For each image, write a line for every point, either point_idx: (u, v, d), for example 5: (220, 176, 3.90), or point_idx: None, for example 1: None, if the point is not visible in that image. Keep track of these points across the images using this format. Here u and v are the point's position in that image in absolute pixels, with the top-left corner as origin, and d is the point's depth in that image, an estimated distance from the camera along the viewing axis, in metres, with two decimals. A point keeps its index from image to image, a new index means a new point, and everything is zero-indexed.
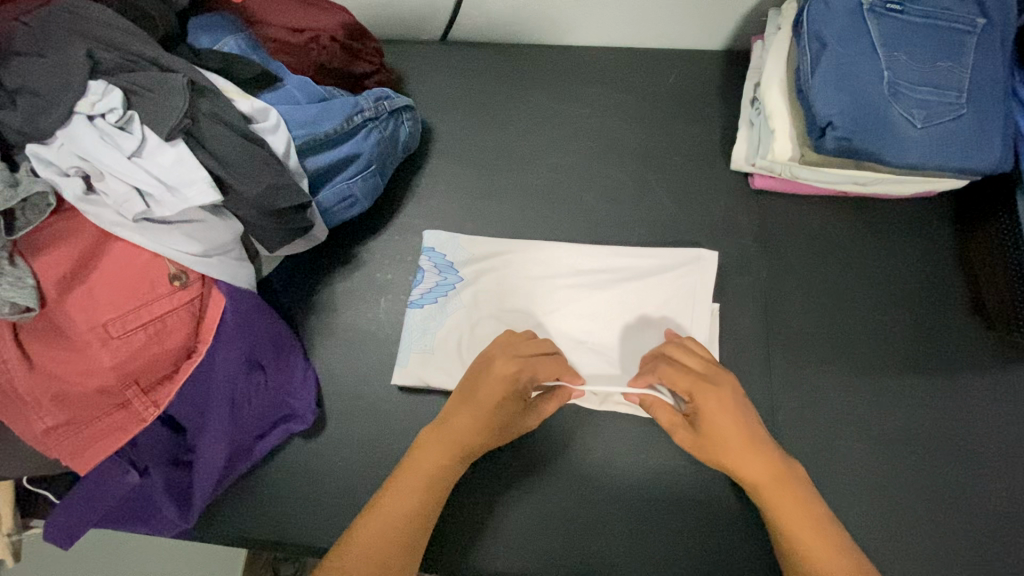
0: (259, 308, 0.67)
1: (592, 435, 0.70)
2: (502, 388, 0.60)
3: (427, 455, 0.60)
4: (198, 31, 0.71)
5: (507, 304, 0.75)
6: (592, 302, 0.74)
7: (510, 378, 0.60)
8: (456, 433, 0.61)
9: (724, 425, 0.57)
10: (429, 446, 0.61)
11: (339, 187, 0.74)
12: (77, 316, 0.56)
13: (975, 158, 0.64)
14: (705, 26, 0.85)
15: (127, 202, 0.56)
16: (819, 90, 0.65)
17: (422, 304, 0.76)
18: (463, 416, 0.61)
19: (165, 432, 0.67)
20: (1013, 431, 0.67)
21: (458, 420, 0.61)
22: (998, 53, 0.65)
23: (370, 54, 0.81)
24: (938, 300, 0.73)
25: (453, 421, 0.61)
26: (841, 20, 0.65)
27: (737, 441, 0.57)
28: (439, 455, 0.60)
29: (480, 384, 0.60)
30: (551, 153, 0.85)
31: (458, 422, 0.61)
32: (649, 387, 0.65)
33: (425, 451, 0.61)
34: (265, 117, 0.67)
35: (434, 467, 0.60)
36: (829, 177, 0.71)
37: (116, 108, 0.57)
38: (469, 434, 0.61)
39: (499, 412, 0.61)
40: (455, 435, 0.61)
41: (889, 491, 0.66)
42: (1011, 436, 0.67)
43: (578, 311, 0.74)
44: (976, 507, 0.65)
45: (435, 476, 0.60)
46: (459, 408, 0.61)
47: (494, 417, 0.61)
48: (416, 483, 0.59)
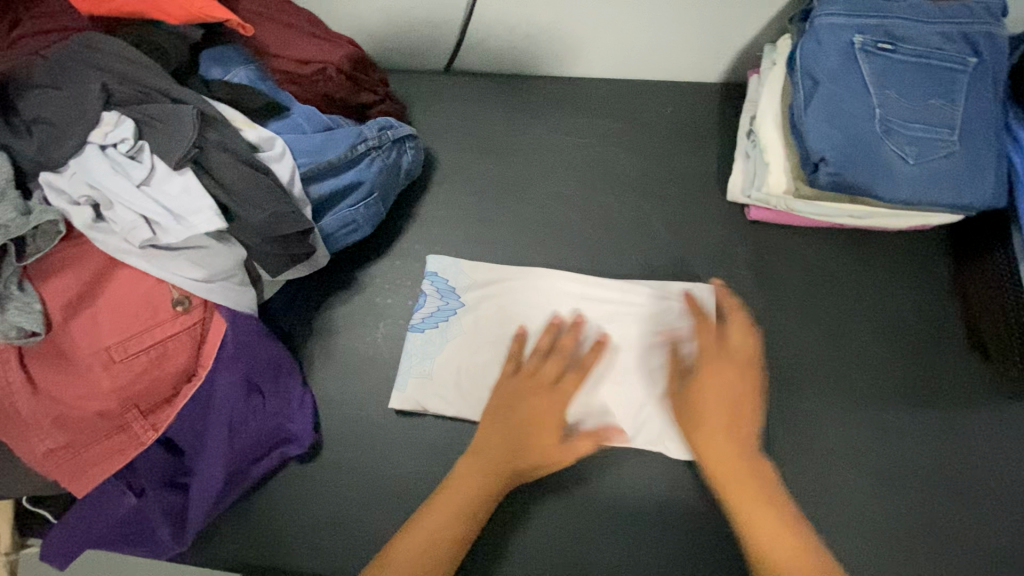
0: (260, 334, 0.68)
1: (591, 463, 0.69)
2: (528, 401, 0.65)
3: (467, 476, 0.61)
4: (210, 62, 0.73)
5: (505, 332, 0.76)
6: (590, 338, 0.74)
7: (542, 397, 0.65)
8: (502, 451, 0.63)
9: (717, 387, 0.61)
10: (469, 465, 0.62)
11: (342, 213, 0.76)
12: (81, 340, 0.57)
13: (969, 194, 0.64)
14: (701, 61, 0.87)
15: (134, 229, 0.58)
16: (812, 126, 0.66)
17: (423, 330, 0.77)
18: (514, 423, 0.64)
19: (161, 454, 0.67)
20: (1014, 467, 0.67)
21: (491, 441, 0.63)
22: (990, 92, 0.66)
23: (374, 85, 0.83)
24: (936, 334, 0.73)
25: (487, 440, 0.64)
26: (833, 58, 0.67)
27: (717, 420, 0.59)
28: (480, 476, 0.61)
29: (516, 404, 0.65)
30: (550, 182, 0.86)
31: (493, 446, 0.63)
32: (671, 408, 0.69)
33: (462, 472, 0.62)
34: (271, 146, 0.69)
35: (472, 488, 0.60)
36: (824, 210, 0.72)
37: (127, 139, 0.60)
38: (514, 452, 0.62)
39: (531, 428, 0.64)
40: (501, 453, 0.62)
41: (889, 526, 0.65)
42: (1011, 475, 0.67)
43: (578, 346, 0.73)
44: (977, 548, 0.64)
45: (473, 500, 0.60)
46: (501, 426, 0.64)
47: (525, 432, 0.63)
48: (454, 507, 0.59)
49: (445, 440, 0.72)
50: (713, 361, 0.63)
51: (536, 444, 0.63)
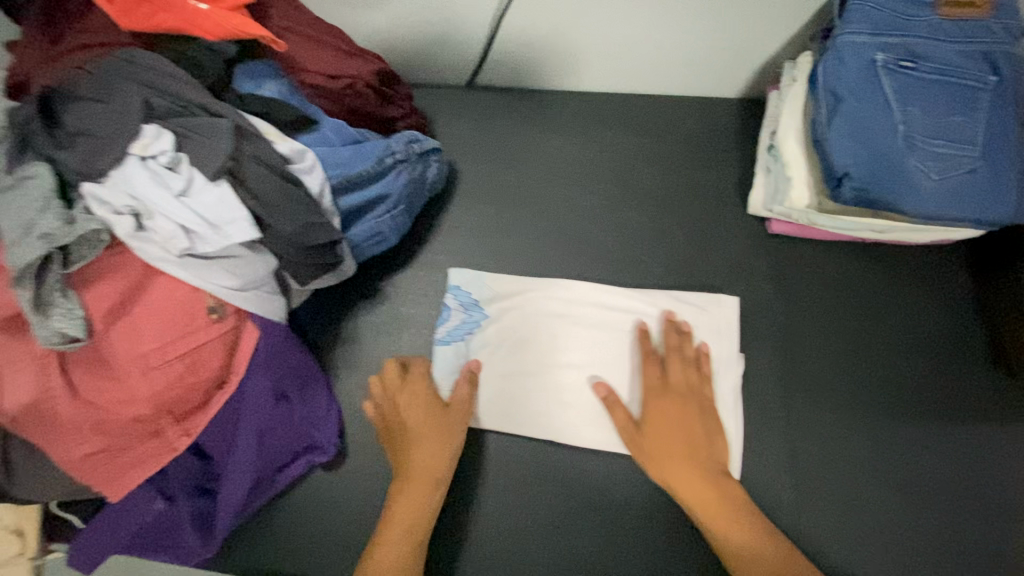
0: (289, 342, 0.69)
1: (611, 472, 0.71)
2: (418, 408, 0.70)
3: (412, 491, 0.65)
4: (243, 77, 0.75)
5: (531, 348, 0.76)
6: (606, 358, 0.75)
7: (427, 401, 0.71)
8: (431, 465, 0.67)
9: (671, 414, 0.68)
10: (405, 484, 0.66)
11: (369, 224, 0.78)
12: (120, 346, 0.58)
13: (991, 211, 0.65)
14: (721, 76, 0.89)
15: (173, 239, 0.59)
16: (834, 142, 0.67)
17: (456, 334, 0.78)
18: (429, 440, 0.68)
19: (193, 461, 0.68)
20: None
21: (415, 454, 0.67)
22: (1012, 109, 0.66)
23: (400, 99, 0.86)
24: (959, 347, 0.73)
25: (415, 461, 0.67)
26: (855, 76, 0.68)
27: (676, 447, 0.66)
28: (423, 488, 0.65)
29: (405, 414, 0.70)
30: (572, 196, 0.87)
31: (416, 456, 0.67)
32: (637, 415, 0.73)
33: (403, 492, 0.65)
34: (302, 159, 0.70)
35: (416, 501, 0.65)
36: (846, 224, 0.73)
37: (167, 151, 0.61)
38: (439, 462, 0.67)
39: (435, 426, 0.69)
40: (427, 467, 0.67)
41: (912, 540, 0.65)
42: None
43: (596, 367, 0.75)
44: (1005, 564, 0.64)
45: (421, 512, 0.64)
46: (416, 445, 0.68)
47: (435, 432, 0.69)
48: (407, 525, 0.63)
49: (469, 449, 0.73)
50: (655, 392, 0.70)
51: (447, 440, 0.69)
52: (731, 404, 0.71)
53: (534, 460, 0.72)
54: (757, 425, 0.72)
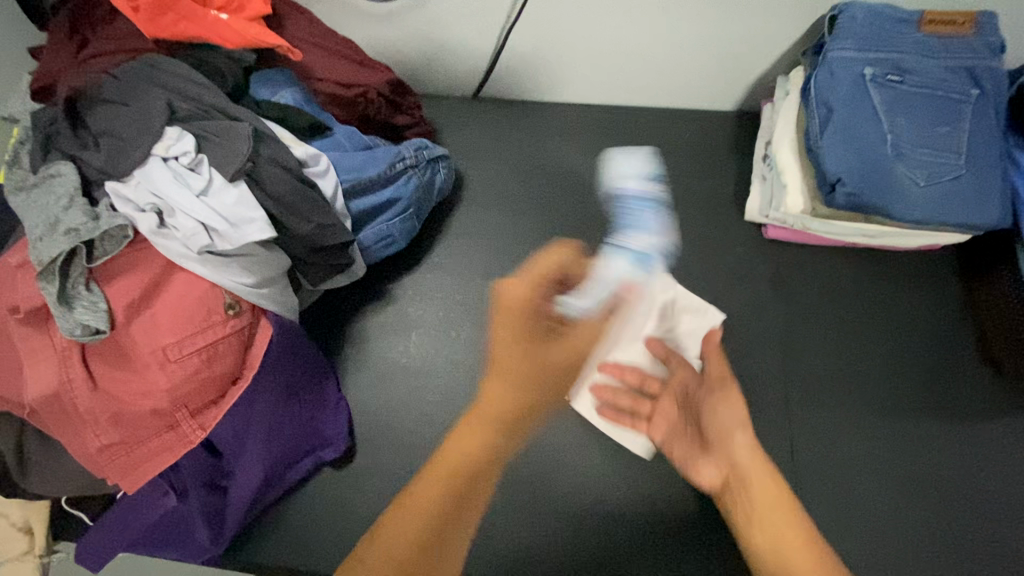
0: (302, 340, 0.71)
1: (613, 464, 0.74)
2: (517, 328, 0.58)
3: (477, 430, 0.54)
4: (259, 84, 0.77)
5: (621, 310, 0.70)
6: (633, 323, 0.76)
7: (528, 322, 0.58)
8: (506, 412, 0.55)
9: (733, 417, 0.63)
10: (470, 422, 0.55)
11: (379, 227, 0.80)
12: (140, 340, 0.59)
13: (976, 216, 0.69)
14: (719, 90, 0.92)
15: (194, 235, 0.61)
16: (827, 150, 0.70)
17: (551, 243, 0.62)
18: (513, 383, 0.56)
19: (204, 457, 0.68)
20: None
21: (495, 387, 0.56)
22: (993, 121, 0.70)
23: (409, 108, 0.88)
24: (949, 348, 0.76)
25: (494, 392, 0.56)
26: (845, 88, 0.71)
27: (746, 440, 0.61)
28: (492, 431, 0.55)
29: (507, 327, 0.58)
30: (575, 205, 0.90)
31: (497, 389, 0.56)
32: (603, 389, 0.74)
33: (466, 429, 0.55)
34: (316, 162, 0.72)
35: (475, 443, 0.54)
36: (837, 228, 0.77)
37: (188, 152, 0.63)
38: (516, 401, 0.55)
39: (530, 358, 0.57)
40: (501, 407, 0.55)
41: (906, 534, 0.68)
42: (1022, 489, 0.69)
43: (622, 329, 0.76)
44: (991, 560, 0.66)
45: (475, 458, 0.53)
46: (502, 374, 0.56)
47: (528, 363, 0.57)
48: (452, 471, 0.53)
49: None
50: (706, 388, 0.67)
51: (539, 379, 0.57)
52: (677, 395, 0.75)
53: (538, 458, 0.75)
54: (756, 423, 0.74)
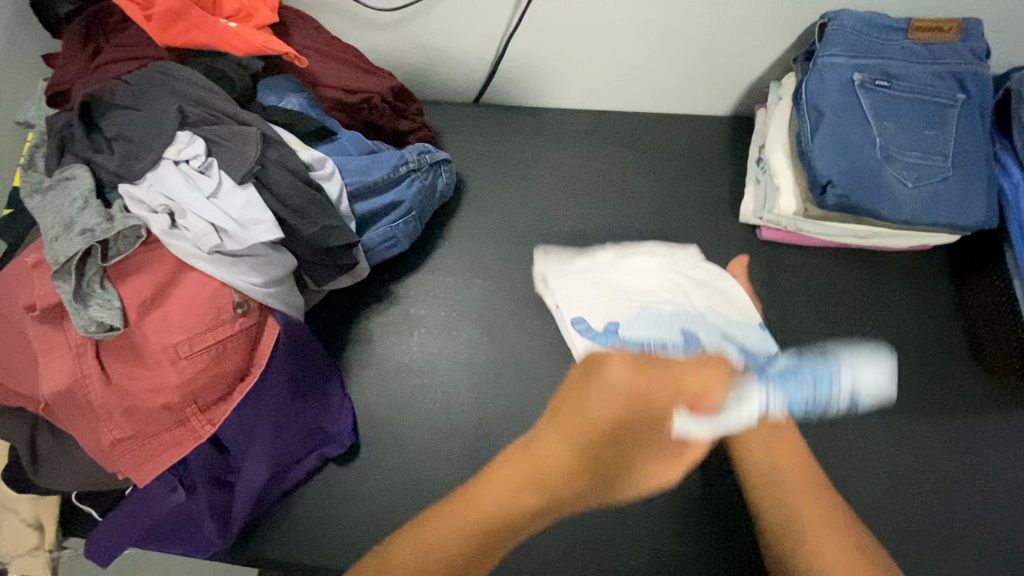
0: (307, 339, 0.73)
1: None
2: (614, 405, 0.55)
3: (507, 475, 0.57)
4: (267, 90, 0.80)
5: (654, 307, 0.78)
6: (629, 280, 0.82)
7: (627, 395, 0.55)
8: (547, 473, 0.56)
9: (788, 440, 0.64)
10: (511, 463, 0.58)
11: (382, 229, 0.82)
12: (152, 336, 0.61)
13: (964, 216, 0.71)
14: (713, 96, 0.95)
15: (204, 236, 0.63)
16: (819, 153, 0.72)
17: (804, 389, 0.55)
18: (562, 446, 0.56)
19: (212, 452, 0.70)
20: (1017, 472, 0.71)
21: (546, 445, 0.57)
22: (978, 124, 0.73)
23: (412, 113, 0.91)
24: (940, 346, 0.78)
25: (542, 449, 0.57)
26: (835, 93, 0.73)
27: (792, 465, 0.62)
28: (530, 487, 0.56)
29: (589, 398, 0.57)
30: (575, 209, 0.93)
31: (548, 450, 0.57)
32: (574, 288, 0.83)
33: (501, 475, 0.57)
34: (322, 166, 0.74)
35: (507, 488, 0.56)
36: (829, 229, 0.79)
37: (199, 155, 0.65)
38: (561, 463, 0.56)
39: (597, 438, 0.56)
40: (543, 462, 0.56)
41: (910, 527, 0.68)
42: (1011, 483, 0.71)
43: (613, 278, 0.82)
44: (988, 551, 0.67)
45: (507, 500, 0.55)
46: (558, 435, 0.57)
47: (597, 440, 0.56)
48: (485, 507, 0.55)
49: (475, 443, 0.77)
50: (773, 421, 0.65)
51: (596, 456, 0.56)
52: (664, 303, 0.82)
53: None
54: None
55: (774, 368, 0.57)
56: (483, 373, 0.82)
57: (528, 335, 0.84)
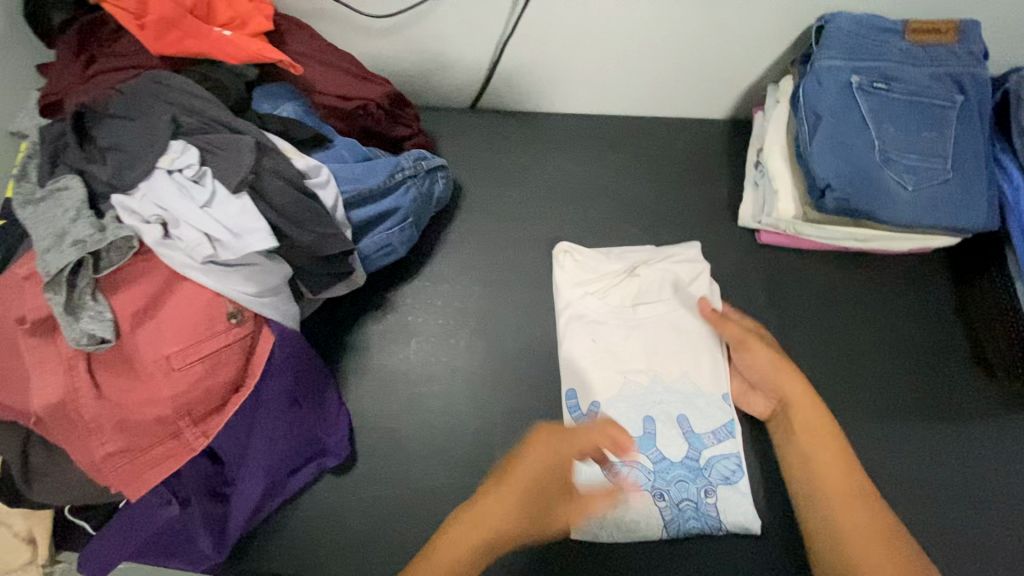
0: (305, 349, 0.72)
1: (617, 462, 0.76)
2: (540, 467, 0.59)
3: (469, 529, 0.57)
4: (261, 98, 0.79)
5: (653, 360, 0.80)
6: (621, 340, 0.82)
7: (545, 458, 0.59)
8: (493, 534, 0.57)
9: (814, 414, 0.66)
10: (460, 524, 0.58)
11: (379, 236, 0.81)
12: (145, 348, 0.60)
13: (965, 219, 0.70)
14: (711, 99, 0.94)
15: (198, 246, 0.62)
16: (817, 156, 0.72)
17: (691, 524, 0.73)
18: (499, 506, 0.58)
19: (206, 463, 0.69)
20: (1013, 478, 0.71)
21: (489, 506, 0.58)
22: (977, 126, 0.72)
23: (408, 119, 0.90)
24: (941, 350, 0.78)
25: (486, 510, 0.58)
26: (833, 96, 0.73)
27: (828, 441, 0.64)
28: (486, 541, 0.57)
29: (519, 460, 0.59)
30: (573, 214, 0.92)
31: (490, 512, 0.58)
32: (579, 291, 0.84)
33: (460, 529, 0.57)
34: (317, 173, 0.74)
35: (471, 538, 0.57)
36: (830, 233, 0.78)
37: (192, 164, 0.65)
38: (507, 523, 0.58)
39: (533, 498, 0.59)
40: (492, 521, 0.57)
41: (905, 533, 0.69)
42: (1010, 488, 0.71)
43: (610, 339, 0.82)
44: (984, 557, 0.68)
45: (469, 556, 0.56)
46: (496, 495, 0.59)
47: (531, 498, 0.59)
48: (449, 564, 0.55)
49: (475, 452, 0.77)
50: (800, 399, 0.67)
51: (532, 512, 0.59)
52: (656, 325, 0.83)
53: None
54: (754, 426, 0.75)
55: (675, 502, 0.74)
56: (482, 382, 0.81)
57: (526, 342, 0.84)
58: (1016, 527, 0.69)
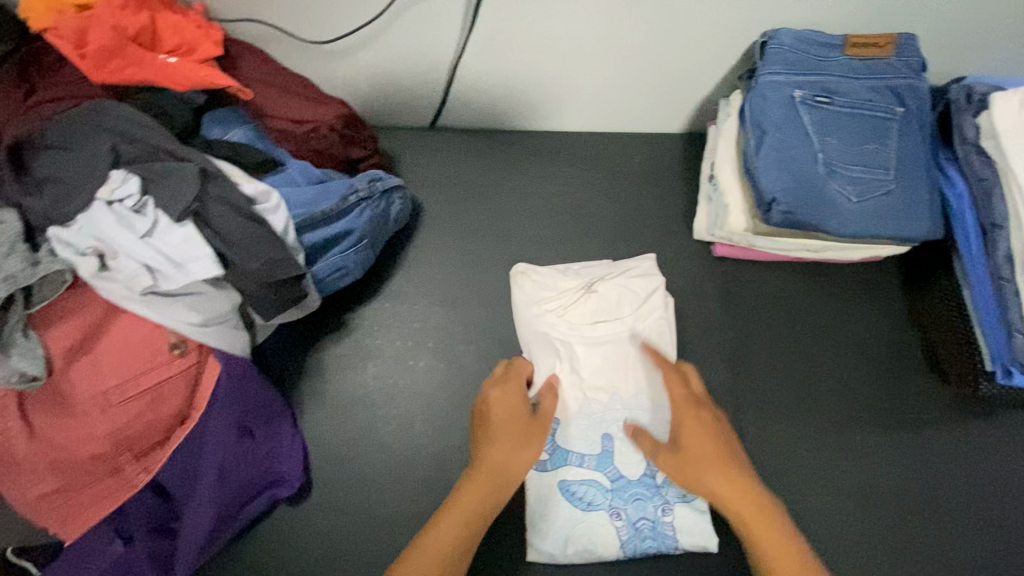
0: (254, 378, 0.70)
1: (574, 481, 0.75)
2: (509, 399, 0.71)
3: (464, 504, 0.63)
4: (211, 123, 0.79)
5: (614, 380, 0.79)
6: (582, 358, 0.80)
7: (506, 391, 0.72)
8: (502, 471, 0.65)
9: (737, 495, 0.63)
10: (471, 488, 0.64)
11: (333, 259, 0.80)
12: (80, 385, 0.60)
13: (909, 227, 0.71)
14: (666, 114, 0.95)
15: (136, 277, 0.62)
16: (762, 171, 0.72)
17: (648, 544, 0.74)
18: (503, 443, 0.67)
19: (152, 499, 0.67)
20: (963, 484, 0.72)
21: (496, 450, 0.66)
22: (918, 137, 0.73)
23: (364, 140, 0.88)
24: (894, 358, 0.79)
25: (492, 453, 0.66)
26: (776, 110, 0.74)
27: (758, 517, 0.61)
28: (491, 489, 0.64)
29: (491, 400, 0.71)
30: (532, 230, 0.92)
31: (495, 452, 0.66)
32: (541, 307, 0.81)
33: (458, 505, 0.63)
34: (267, 198, 0.73)
35: (476, 496, 0.63)
36: (782, 245, 0.79)
37: (133, 194, 0.64)
38: (512, 455, 0.66)
39: (517, 423, 0.69)
40: (498, 460, 0.66)
41: (856, 543, 0.70)
42: (960, 494, 0.72)
43: (571, 356, 0.80)
44: (932, 564, 0.69)
45: (479, 508, 0.63)
46: (491, 436, 0.68)
47: (517, 423, 0.69)
48: (453, 534, 0.61)
49: (432, 475, 0.76)
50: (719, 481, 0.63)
51: (529, 431, 0.69)
52: (614, 343, 0.80)
53: None
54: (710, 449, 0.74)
55: (631, 521, 0.74)
56: (440, 403, 0.80)
57: (485, 360, 0.83)
58: (965, 533, 0.70)
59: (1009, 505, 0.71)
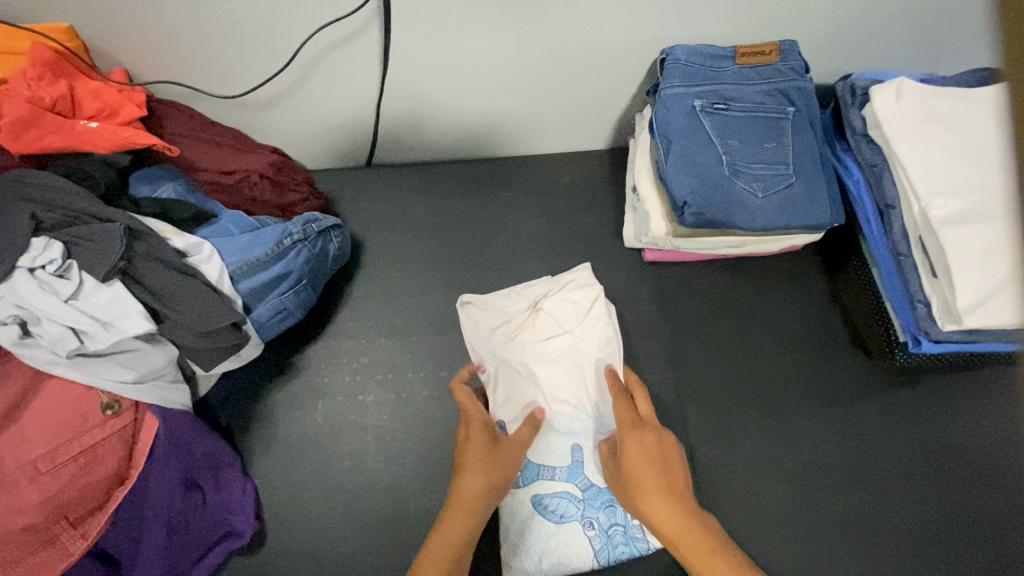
0: (195, 429, 0.71)
1: (545, 495, 0.76)
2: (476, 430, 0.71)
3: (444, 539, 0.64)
4: (139, 181, 0.80)
5: (562, 390, 0.81)
6: (530, 374, 0.81)
7: (475, 423, 0.72)
8: (474, 504, 0.66)
9: (669, 518, 0.60)
10: (451, 522, 0.65)
11: (272, 302, 0.81)
12: (8, 455, 0.59)
13: (813, 216, 0.76)
14: (590, 132, 0.99)
15: (62, 340, 0.61)
16: (674, 178, 0.77)
17: (621, 550, 0.75)
18: (472, 475, 0.67)
19: (95, 566, 0.68)
20: (890, 451, 0.77)
21: (465, 482, 0.66)
22: (810, 132, 0.79)
23: (298, 183, 0.90)
24: (822, 341, 0.83)
25: (465, 483, 0.66)
26: (680, 120, 0.79)
27: (690, 540, 0.59)
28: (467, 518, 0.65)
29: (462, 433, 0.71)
30: (473, 256, 0.95)
31: (467, 484, 0.66)
32: (489, 332, 0.83)
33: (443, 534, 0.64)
34: (198, 250, 0.75)
35: (456, 528, 0.64)
36: (703, 244, 0.83)
37: (55, 259, 0.62)
38: (483, 488, 0.66)
39: (485, 454, 0.69)
40: (471, 493, 0.66)
41: (791, 519, 0.74)
42: (887, 463, 0.76)
43: (519, 373, 0.81)
44: (860, 532, 0.73)
45: (460, 540, 0.64)
46: (464, 469, 0.67)
47: (484, 454, 0.69)
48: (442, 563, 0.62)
49: (388, 506, 0.77)
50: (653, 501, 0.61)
51: (494, 461, 0.68)
52: (559, 355, 0.82)
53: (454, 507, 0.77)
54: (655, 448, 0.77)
55: (604, 529, 0.76)
56: (395, 436, 0.81)
57: (436, 387, 0.84)
58: (891, 499, 0.75)
59: (935, 471, 0.76)
